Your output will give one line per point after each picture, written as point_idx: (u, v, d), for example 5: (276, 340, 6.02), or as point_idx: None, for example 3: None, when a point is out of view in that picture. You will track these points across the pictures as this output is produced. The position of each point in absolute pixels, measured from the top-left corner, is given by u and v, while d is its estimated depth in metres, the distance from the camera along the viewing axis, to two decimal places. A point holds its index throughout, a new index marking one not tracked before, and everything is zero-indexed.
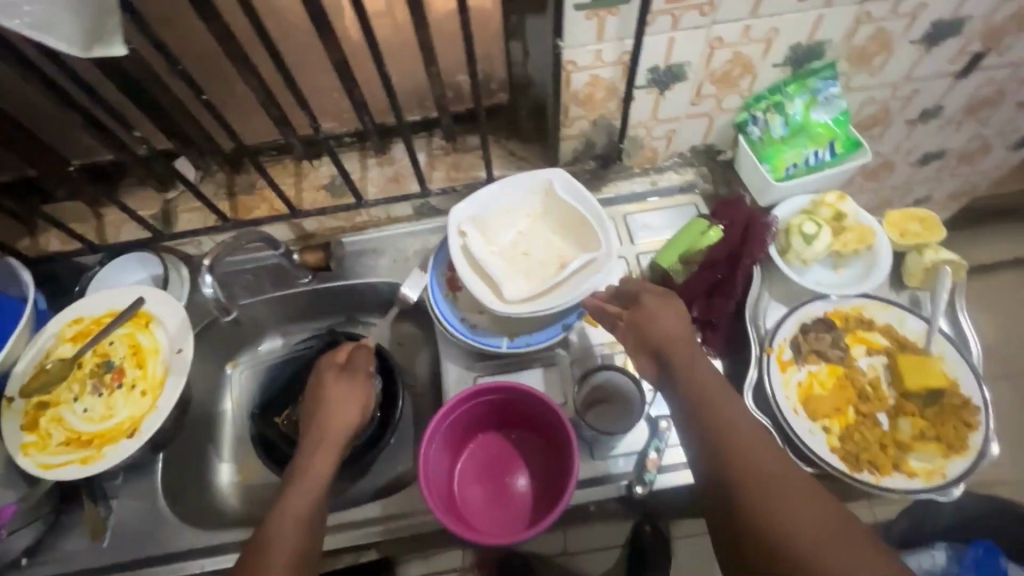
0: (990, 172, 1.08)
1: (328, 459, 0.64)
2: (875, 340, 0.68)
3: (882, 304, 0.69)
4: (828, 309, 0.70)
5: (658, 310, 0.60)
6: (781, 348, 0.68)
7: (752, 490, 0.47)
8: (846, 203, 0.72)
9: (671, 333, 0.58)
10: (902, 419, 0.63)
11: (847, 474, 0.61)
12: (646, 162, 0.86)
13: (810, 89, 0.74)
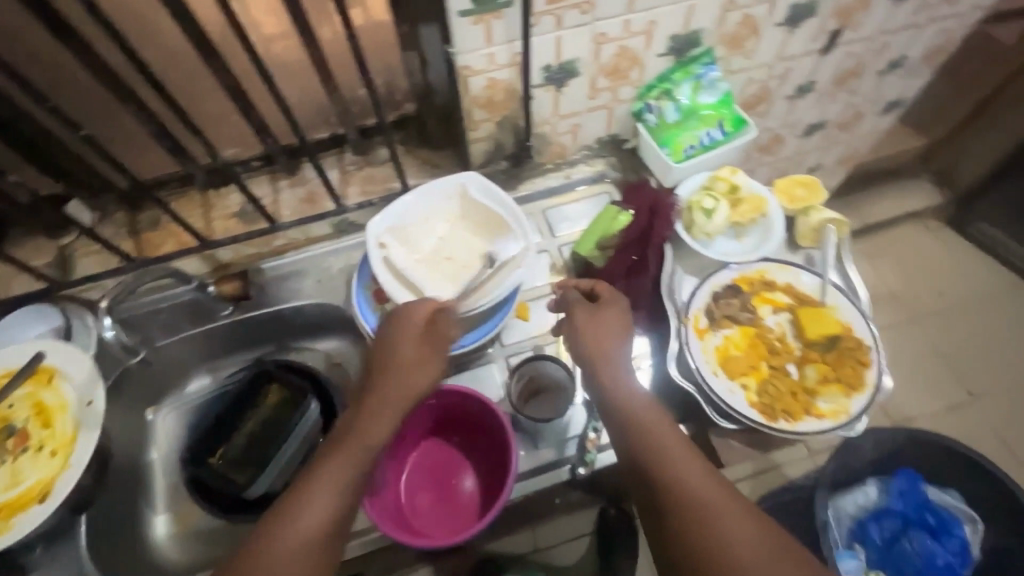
0: (868, 137, 1.20)
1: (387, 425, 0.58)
2: (778, 299, 0.73)
3: (780, 265, 0.75)
4: (734, 276, 0.75)
5: (594, 320, 0.65)
6: (696, 317, 0.72)
7: (686, 504, 0.49)
8: (738, 176, 0.78)
9: (600, 345, 0.63)
10: (808, 367, 0.69)
11: (765, 425, 0.65)
12: (557, 157, 0.89)
13: (694, 75, 0.78)
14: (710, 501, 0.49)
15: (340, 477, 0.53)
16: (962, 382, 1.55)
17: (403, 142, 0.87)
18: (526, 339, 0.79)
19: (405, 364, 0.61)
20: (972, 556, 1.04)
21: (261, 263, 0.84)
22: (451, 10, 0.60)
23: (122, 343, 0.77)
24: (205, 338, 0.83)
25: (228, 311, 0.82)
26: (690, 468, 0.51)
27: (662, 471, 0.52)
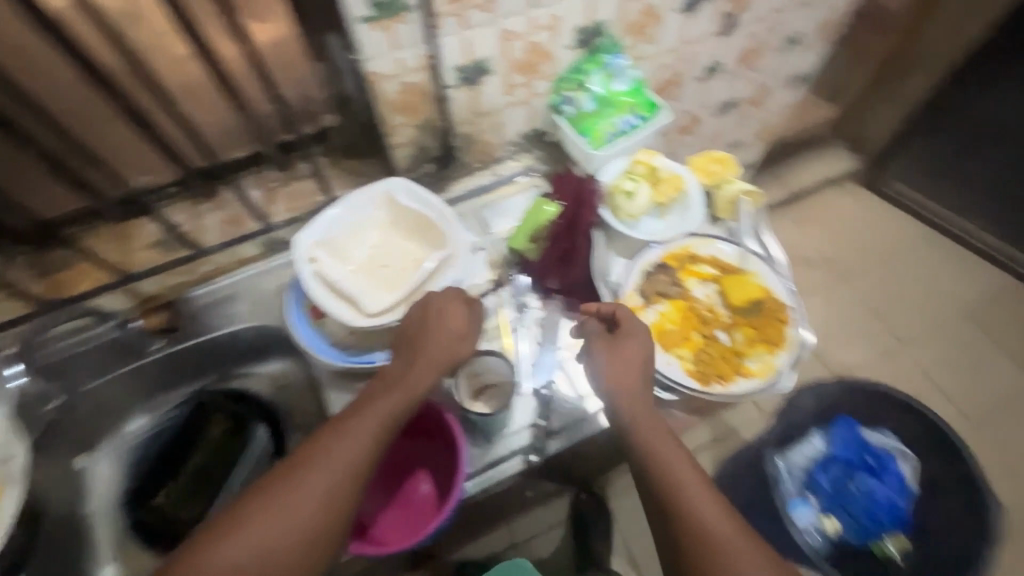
0: (779, 110, 1.26)
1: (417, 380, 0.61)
2: (704, 271, 0.77)
3: (703, 239, 0.79)
4: (662, 254, 0.78)
5: (618, 354, 0.64)
6: (630, 297, 0.75)
7: (705, 545, 0.52)
8: (656, 158, 0.81)
9: (625, 384, 0.63)
10: (736, 332, 0.72)
11: (702, 391, 0.68)
12: (483, 155, 0.90)
13: (603, 65, 0.81)
14: (727, 540, 0.52)
15: (374, 422, 0.57)
16: (890, 330, 1.70)
17: (327, 154, 0.86)
18: None
19: (444, 324, 0.65)
20: (910, 489, 1.12)
21: (189, 291, 0.81)
22: (351, 17, 0.60)
23: (37, 391, 0.74)
24: (140, 375, 0.81)
25: (158, 344, 0.80)
26: (707, 506, 0.54)
27: (681, 508, 0.54)
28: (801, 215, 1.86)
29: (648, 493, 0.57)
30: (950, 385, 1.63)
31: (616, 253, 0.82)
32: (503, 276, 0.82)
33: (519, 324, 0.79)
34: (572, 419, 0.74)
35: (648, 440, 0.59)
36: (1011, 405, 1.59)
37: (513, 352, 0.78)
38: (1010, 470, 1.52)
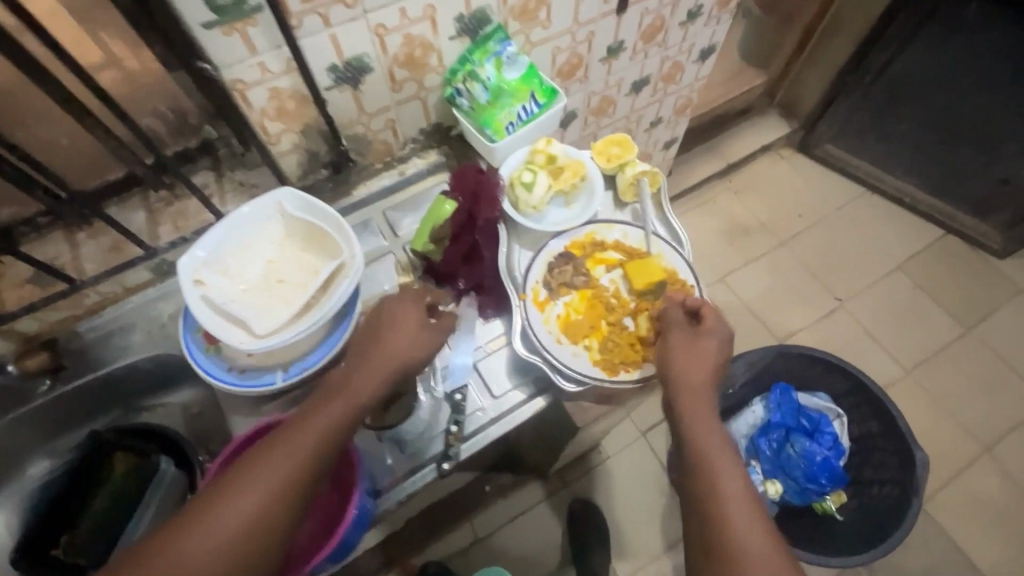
0: (696, 83, 1.26)
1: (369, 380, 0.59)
2: (610, 258, 0.76)
3: (606, 225, 0.78)
4: (566, 244, 0.77)
5: (693, 343, 0.65)
6: (535, 290, 0.73)
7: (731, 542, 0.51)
8: (553, 145, 0.78)
9: (693, 377, 0.63)
10: (641, 317, 0.71)
11: (607, 379, 0.67)
12: (384, 155, 0.87)
13: (492, 52, 0.78)
14: (763, 570, 0.49)
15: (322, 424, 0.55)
16: (831, 291, 1.82)
17: (214, 168, 0.82)
18: None
19: (397, 327, 0.63)
20: (843, 446, 1.15)
21: (77, 325, 0.76)
22: (192, 24, 0.56)
23: None
24: (31, 420, 0.76)
25: (47, 386, 0.75)
26: (744, 522, 0.53)
27: (719, 511, 0.54)
28: (746, 182, 2.03)
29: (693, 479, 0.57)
30: (886, 338, 1.74)
31: (518, 245, 0.79)
32: (412, 279, 0.80)
33: None
34: (486, 421, 0.72)
35: (709, 447, 0.58)
36: (943, 357, 1.71)
37: None
38: (945, 410, 1.64)
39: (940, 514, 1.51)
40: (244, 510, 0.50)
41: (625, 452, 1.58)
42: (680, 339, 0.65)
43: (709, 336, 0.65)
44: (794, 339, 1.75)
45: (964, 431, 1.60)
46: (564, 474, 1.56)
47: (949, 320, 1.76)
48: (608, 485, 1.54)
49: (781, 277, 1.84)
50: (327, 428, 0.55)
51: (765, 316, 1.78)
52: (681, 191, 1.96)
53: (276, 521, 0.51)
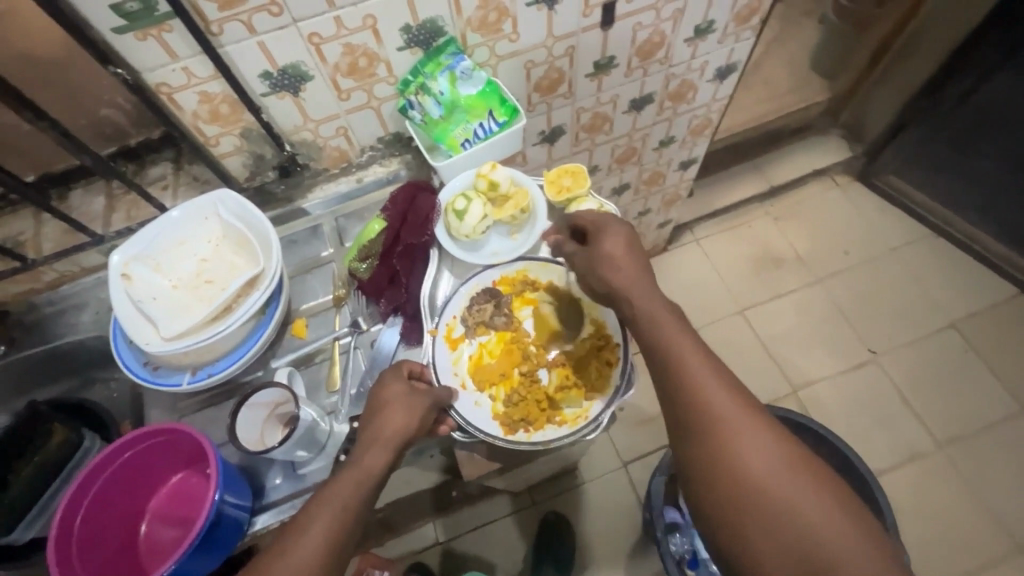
0: (717, 104, 1.13)
1: (379, 456, 0.59)
2: (540, 300, 0.74)
3: (541, 263, 0.74)
4: (496, 279, 0.74)
5: (613, 264, 0.63)
6: (451, 326, 0.72)
7: (706, 410, 0.55)
8: (498, 171, 0.72)
9: (629, 281, 0.62)
10: (554, 372, 0.71)
11: (502, 436, 0.67)
12: (340, 162, 0.85)
13: (445, 66, 0.74)
14: (738, 428, 0.53)
15: (337, 512, 0.54)
16: (864, 341, 1.64)
17: (173, 161, 0.83)
18: (292, 361, 0.75)
19: (389, 407, 0.62)
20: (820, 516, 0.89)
21: (33, 298, 0.80)
22: (102, 29, 0.56)
23: None
24: None
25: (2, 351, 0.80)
26: (715, 394, 0.55)
27: (687, 385, 0.56)
28: (789, 209, 1.85)
29: (653, 353, 0.60)
30: (921, 403, 1.55)
31: (446, 270, 0.76)
32: (345, 293, 0.78)
33: (351, 345, 0.75)
34: None
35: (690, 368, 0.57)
36: (987, 435, 1.50)
37: (340, 374, 0.74)
38: (976, 494, 1.44)
39: None
40: None
41: (602, 480, 1.52)
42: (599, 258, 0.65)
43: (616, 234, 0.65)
44: (811, 388, 1.60)
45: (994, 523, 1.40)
46: (535, 491, 1.52)
47: (1001, 394, 1.54)
48: (579, 510, 1.49)
49: (808, 319, 1.68)
50: (336, 530, 0.53)
51: (782, 359, 1.64)
52: (712, 211, 1.83)
53: None
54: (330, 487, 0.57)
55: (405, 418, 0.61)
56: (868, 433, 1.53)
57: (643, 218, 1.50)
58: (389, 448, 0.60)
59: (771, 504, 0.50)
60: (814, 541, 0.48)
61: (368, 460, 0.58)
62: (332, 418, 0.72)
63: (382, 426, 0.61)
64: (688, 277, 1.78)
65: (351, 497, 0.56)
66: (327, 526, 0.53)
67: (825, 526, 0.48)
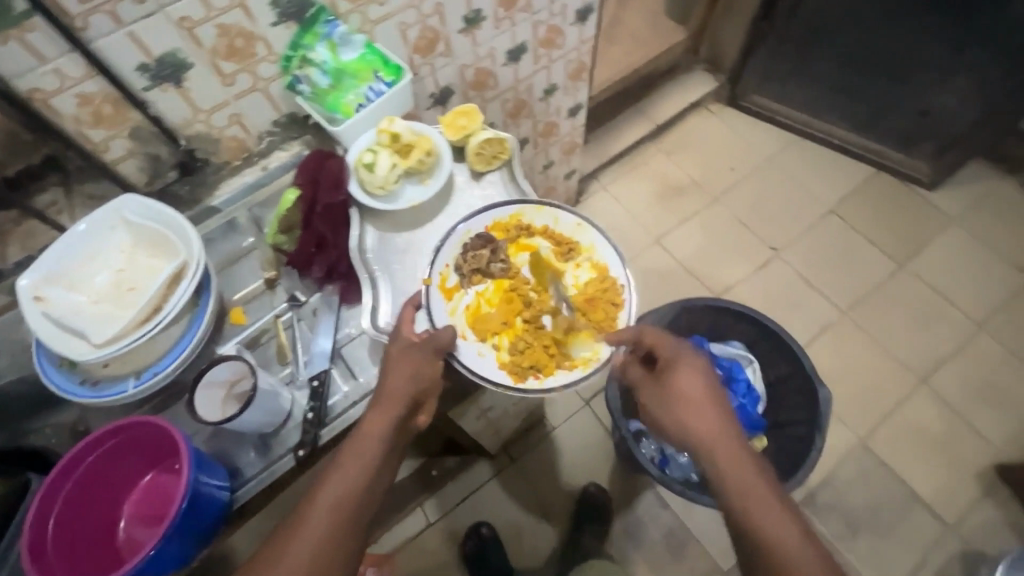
0: (585, 46, 1.24)
1: (387, 416, 0.64)
2: (535, 245, 0.81)
3: (536, 209, 0.80)
4: (490, 224, 0.80)
5: (671, 388, 0.73)
6: (443, 276, 0.77)
7: (757, 528, 0.61)
8: (396, 123, 0.77)
9: (681, 410, 0.71)
10: (560, 317, 0.78)
11: (515, 385, 0.72)
12: (240, 152, 0.86)
13: (323, 36, 0.78)
14: (789, 548, 0.59)
15: (344, 484, 0.61)
16: (766, 241, 1.83)
17: (63, 183, 0.76)
18: (237, 344, 0.76)
19: (390, 373, 0.66)
20: (756, 391, 1.16)
21: None
22: None
23: None
24: None
25: None
26: (769, 514, 0.62)
27: (743, 503, 0.63)
28: (676, 142, 2.02)
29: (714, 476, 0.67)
30: (822, 282, 1.76)
31: (370, 224, 0.79)
32: (275, 273, 0.81)
33: (294, 318, 0.77)
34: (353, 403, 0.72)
35: (764, 521, 0.61)
36: (878, 293, 1.73)
37: (290, 346, 0.76)
38: (881, 346, 1.66)
39: (880, 447, 1.53)
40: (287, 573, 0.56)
41: (570, 422, 1.60)
42: (657, 387, 0.75)
43: (678, 365, 0.74)
44: (730, 293, 1.77)
45: (899, 366, 1.62)
46: (511, 450, 1.57)
47: (882, 258, 1.78)
48: (555, 456, 1.56)
49: (714, 233, 1.86)
50: (345, 494, 0.61)
51: (700, 274, 1.80)
52: (611, 157, 1.96)
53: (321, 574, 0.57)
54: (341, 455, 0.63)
55: (401, 376, 0.66)
56: (786, 318, 1.71)
57: (549, 171, 1.59)
58: (393, 409, 0.65)
59: None
60: None
61: (371, 423, 0.64)
62: (292, 386, 0.74)
63: (388, 381, 0.66)
64: (605, 222, 1.89)
65: (360, 459, 0.62)
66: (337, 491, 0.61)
67: None
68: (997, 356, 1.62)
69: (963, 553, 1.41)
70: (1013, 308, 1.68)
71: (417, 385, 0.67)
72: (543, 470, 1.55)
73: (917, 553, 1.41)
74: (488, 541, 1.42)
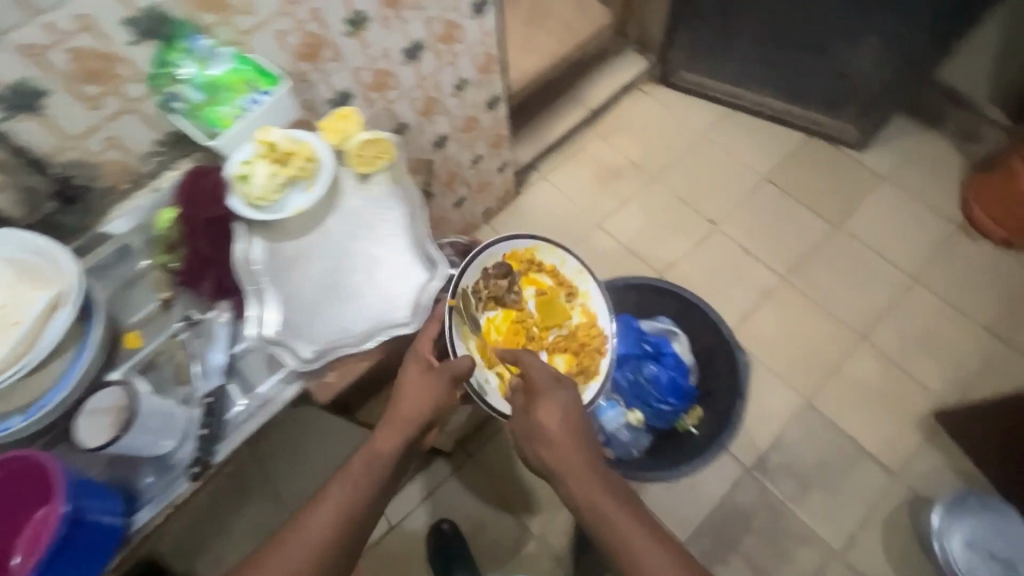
0: (488, 37, 1.24)
1: (395, 433, 0.85)
2: (541, 282, 1.11)
3: (548, 253, 1.13)
4: (508, 256, 1.10)
5: (540, 417, 0.86)
6: (463, 301, 0.99)
7: (611, 531, 0.75)
8: (271, 132, 0.77)
9: (549, 442, 0.84)
10: (555, 353, 1.10)
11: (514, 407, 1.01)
12: (125, 175, 0.85)
13: (188, 50, 0.77)
14: (636, 541, 0.73)
15: (347, 490, 0.78)
16: (704, 215, 1.86)
17: None
18: (131, 368, 0.75)
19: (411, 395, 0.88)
20: (685, 362, 1.20)
21: None
22: None
23: None
24: None
25: None
26: (619, 517, 0.76)
27: (600, 514, 0.77)
28: (612, 125, 2.03)
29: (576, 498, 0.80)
30: (762, 250, 1.79)
31: (256, 235, 0.77)
32: (170, 293, 0.80)
33: (187, 336, 0.77)
34: (249, 416, 0.73)
35: (615, 525, 0.76)
36: (815, 255, 1.77)
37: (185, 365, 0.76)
38: (820, 307, 1.69)
39: (825, 406, 1.56)
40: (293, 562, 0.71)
41: None
42: (525, 419, 0.89)
43: (547, 402, 0.87)
44: (672, 269, 1.79)
45: (839, 325, 1.65)
46: (467, 446, 1.57)
47: (817, 221, 1.81)
48: (511, 448, 1.56)
49: (654, 212, 1.88)
50: (348, 501, 0.77)
51: (643, 253, 1.82)
52: (548, 146, 1.96)
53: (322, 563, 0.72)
54: (346, 468, 0.82)
55: (419, 398, 0.88)
56: (728, 289, 1.74)
57: (479, 165, 1.59)
58: (404, 426, 0.86)
59: None
60: None
61: (385, 438, 0.85)
62: (187, 404, 0.73)
63: (401, 407, 0.87)
64: (546, 211, 1.89)
65: (362, 470, 0.81)
66: (343, 498, 0.78)
67: None
68: (931, 305, 1.67)
69: (909, 499, 1.46)
70: (944, 257, 1.73)
71: (434, 408, 0.88)
72: (501, 463, 1.55)
73: (866, 503, 1.46)
74: (451, 537, 1.45)
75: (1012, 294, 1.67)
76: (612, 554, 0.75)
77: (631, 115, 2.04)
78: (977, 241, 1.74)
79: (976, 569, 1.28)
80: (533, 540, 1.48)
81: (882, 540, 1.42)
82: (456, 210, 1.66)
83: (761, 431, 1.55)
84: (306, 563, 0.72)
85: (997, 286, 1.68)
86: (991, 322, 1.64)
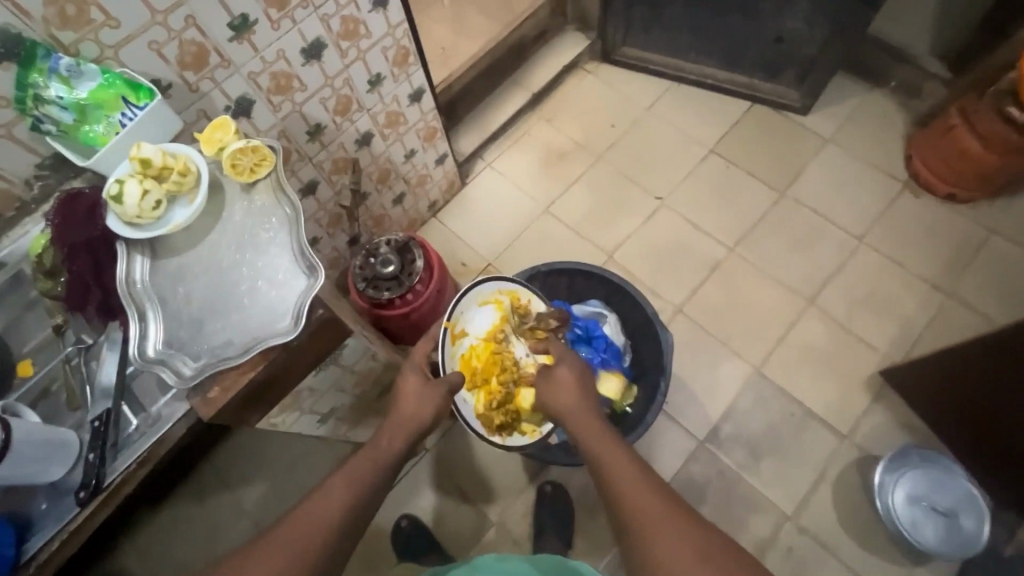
0: (398, 29, 1.22)
1: (399, 432, 0.92)
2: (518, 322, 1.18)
3: (528, 294, 1.20)
4: (493, 293, 1.17)
5: (550, 380, 0.98)
6: (453, 327, 1.09)
7: (603, 460, 0.82)
8: (143, 147, 0.76)
9: (560, 394, 0.95)
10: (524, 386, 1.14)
11: (484, 434, 1.11)
12: (9, 202, 0.84)
13: (48, 70, 0.76)
14: (623, 470, 0.79)
15: (348, 482, 0.80)
16: (652, 192, 1.85)
17: None
18: (19, 398, 0.74)
19: (406, 399, 0.96)
20: (615, 343, 1.25)
21: None
22: None
23: None
24: None
25: None
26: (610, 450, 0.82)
27: (597, 445, 0.85)
28: (556, 106, 2.01)
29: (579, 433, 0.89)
30: (708, 223, 1.78)
31: (137, 253, 0.77)
32: (61, 319, 0.79)
33: (79, 360, 0.76)
34: (141, 438, 0.72)
35: (607, 453, 0.82)
36: (762, 224, 1.76)
37: (77, 391, 0.75)
38: (768, 274, 1.70)
39: (774, 373, 1.58)
40: (304, 538, 0.72)
41: None
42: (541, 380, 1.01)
43: (562, 365, 1.00)
44: (620, 250, 1.78)
45: (786, 292, 1.66)
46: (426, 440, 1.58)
47: (764, 188, 1.81)
48: (469, 440, 1.57)
49: (602, 192, 1.87)
50: (350, 489, 0.79)
51: (591, 236, 1.81)
52: (492, 134, 1.94)
53: (326, 543, 0.73)
54: (355, 459, 0.85)
55: (420, 404, 0.96)
56: (677, 264, 1.74)
57: (414, 160, 1.57)
58: (406, 427, 0.92)
59: (637, 511, 0.73)
60: (658, 538, 0.69)
61: (391, 439, 0.90)
62: (80, 429, 0.73)
63: (401, 414, 0.94)
64: (494, 200, 1.88)
65: (370, 463, 0.85)
66: (346, 491, 0.79)
67: (664, 531, 0.69)
68: (877, 265, 1.68)
69: (858, 459, 1.48)
70: (890, 216, 1.73)
71: (433, 413, 0.96)
72: (461, 454, 1.56)
73: (817, 465, 1.48)
74: (411, 531, 1.47)
75: (957, 247, 1.67)
76: (600, 480, 0.80)
77: (575, 95, 2.02)
78: (921, 197, 1.75)
79: (920, 523, 1.35)
80: (492, 527, 1.50)
81: (833, 500, 1.45)
82: (396, 207, 1.65)
83: (713, 404, 1.56)
84: (310, 545, 0.72)
85: (941, 241, 1.69)
86: (936, 277, 1.65)
